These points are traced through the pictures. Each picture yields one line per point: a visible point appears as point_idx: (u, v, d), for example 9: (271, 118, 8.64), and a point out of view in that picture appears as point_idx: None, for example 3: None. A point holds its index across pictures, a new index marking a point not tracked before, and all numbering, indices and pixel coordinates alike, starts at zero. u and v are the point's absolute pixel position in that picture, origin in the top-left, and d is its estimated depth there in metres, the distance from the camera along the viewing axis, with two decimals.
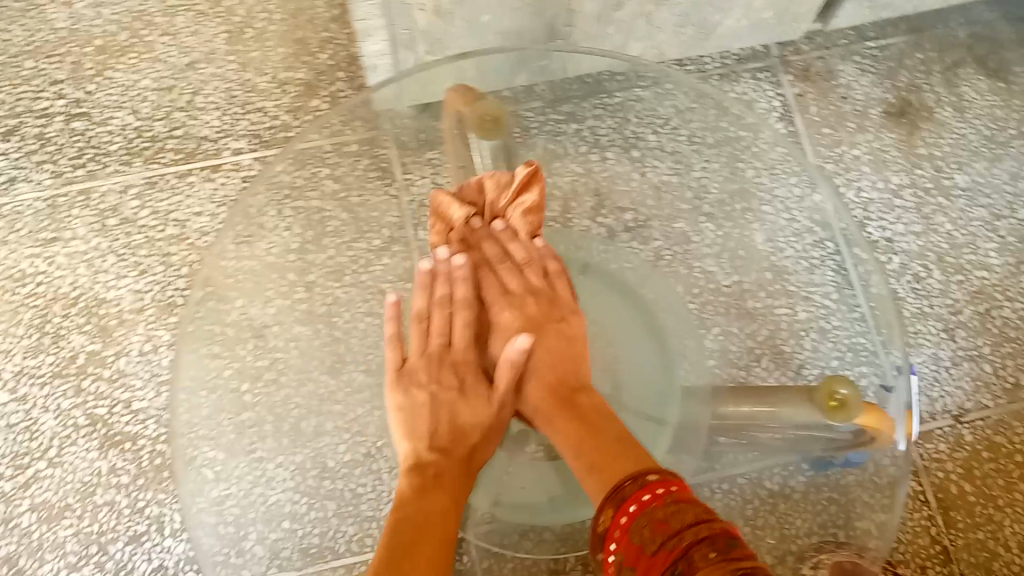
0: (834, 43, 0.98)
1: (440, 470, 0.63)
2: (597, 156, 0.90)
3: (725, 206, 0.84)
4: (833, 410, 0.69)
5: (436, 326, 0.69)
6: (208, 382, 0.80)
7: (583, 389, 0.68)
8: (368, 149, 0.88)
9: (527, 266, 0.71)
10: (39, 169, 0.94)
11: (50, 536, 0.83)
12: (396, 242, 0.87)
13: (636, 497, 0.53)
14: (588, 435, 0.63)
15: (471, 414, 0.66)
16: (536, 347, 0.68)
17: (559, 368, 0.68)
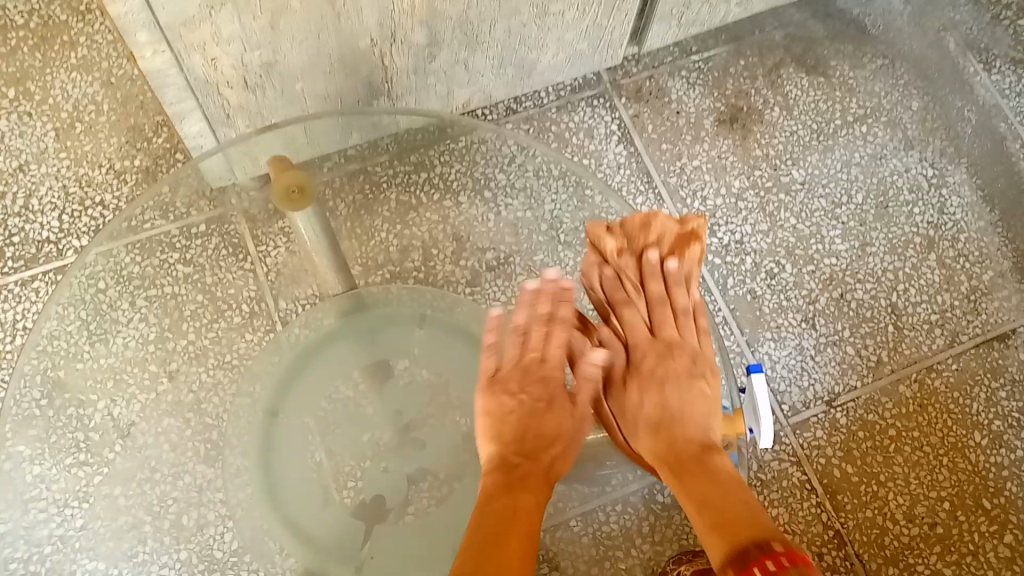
0: (661, 61, 1.01)
1: (524, 476, 0.62)
2: (451, 202, 0.91)
3: (579, 232, 0.83)
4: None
5: (534, 339, 0.66)
6: (78, 491, 0.75)
7: (716, 451, 0.62)
8: (217, 227, 0.86)
9: (682, 315, 0.66)
10: None
11: None
12: (256, 316, 0.84)
13: (761, 562, 0.52)
14: (718, 495, 0.59)
15: (557, 424, 0.65)
16: (680, 398, 0.64)
17: (696, 426, 0.63)
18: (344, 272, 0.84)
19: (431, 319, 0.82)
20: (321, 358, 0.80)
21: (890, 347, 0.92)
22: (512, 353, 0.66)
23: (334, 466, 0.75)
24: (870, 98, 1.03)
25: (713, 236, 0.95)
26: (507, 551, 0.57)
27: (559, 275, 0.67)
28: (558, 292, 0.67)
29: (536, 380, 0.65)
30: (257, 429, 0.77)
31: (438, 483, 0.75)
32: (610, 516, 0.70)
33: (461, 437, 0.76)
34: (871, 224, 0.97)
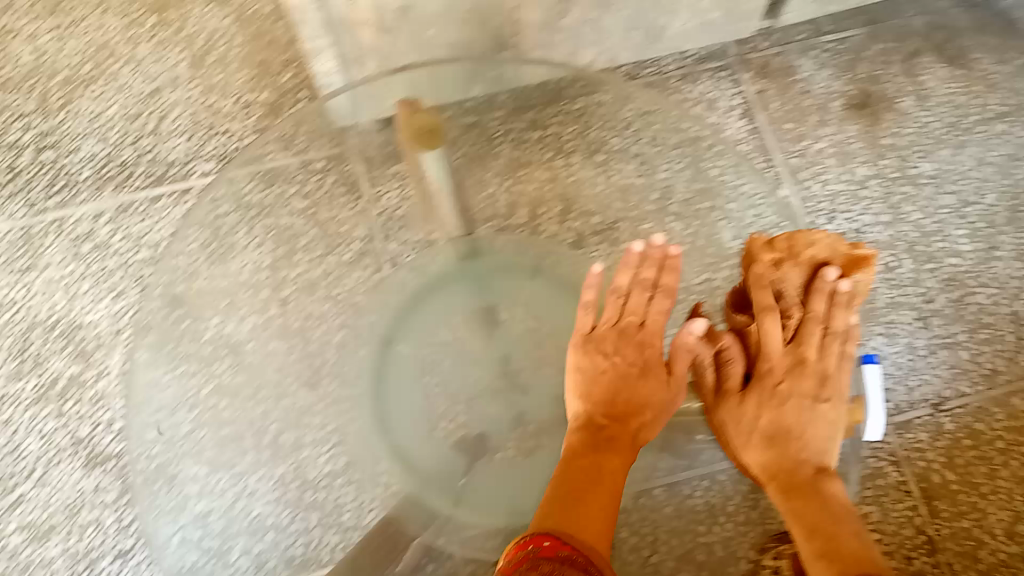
0: (791, 39, 0.98)
1: (609, 436, 0.64)
2: (562, 162, 0.90)
3: (691, 205, 0.84)
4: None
5: (634, 301, 0.68)
6: (187, 399, 0.78)
7: (828, 480, 0.62)
8: (334, 165, 0.87)
9: (829, 338, 0.63)
10: (12, 199, 0.93)
11: (38, 555, 0.84)
12: (366, 255, 0.85)
13: None
14: (829, 524, 0.58)
15: (648, 396, 0.65)
16: (801, 417, 0.63)
17: (812, 449, 0.62)
18: (465, 218, 0.87)
19: (545, 273, 0.86)
20: (435, 298, 0.85)
21: (1008, 356, 0.88)
22: (614, 315, 0.68)
23: (440, 398, 0.79)
24: (1014, 95, 0.98)
25: (831, 222, 0.92)
26: (587, 505, 0.59)
27: (663, 238, 0.67)
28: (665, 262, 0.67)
29: (633, 348, 0.67)
30: (369, 356, 0.82)
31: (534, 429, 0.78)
32: (696, 490, 0.70)
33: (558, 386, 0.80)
34: (1001, 227, 0.93)
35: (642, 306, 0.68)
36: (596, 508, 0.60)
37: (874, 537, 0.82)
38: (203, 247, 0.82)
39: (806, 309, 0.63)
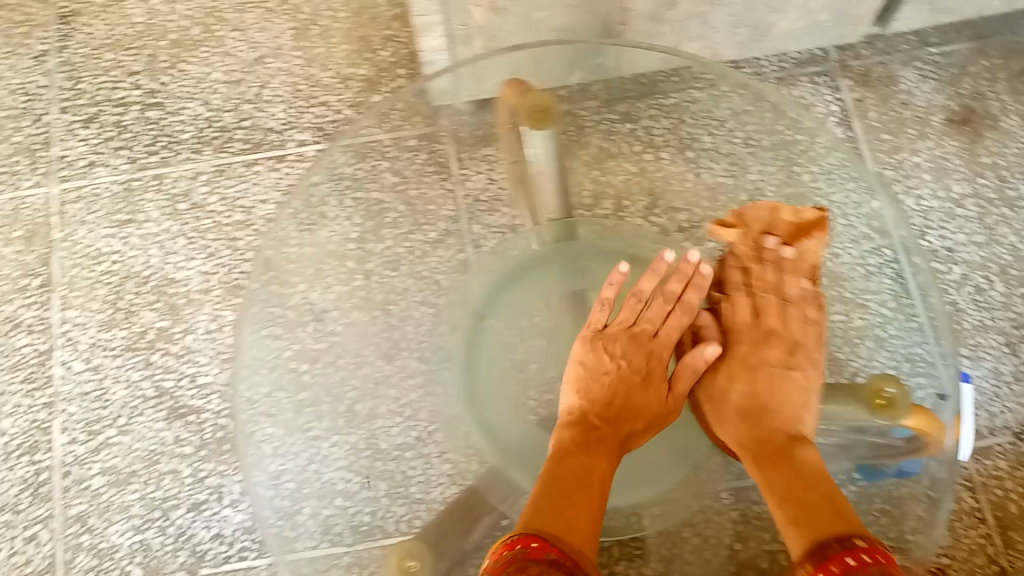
0: (895, 49, 0.97)
1: (600, 431, 0.68)
2: (651, 156, 0.89)
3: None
4: (883, 410, 0.67)
5: (652, 310, 0.71)
6: (268, 361, 0.78)
7: (802, 444, 0.65)
8: (426, 145, 0.87)
9: (786, 305, 0.70)
10: (116, 154, 0.97)
11: (118, 499, 0.87)
12: (450, 235, 0.88)
13: (840, 560, 0.53)
14: (800, 487, 0.61)
15: (640, 403, 0.70)
16: (769, 383, 0.68)
17: (783, 412, 0.67)
18: (564, 201, 0.87)
19: (641, 261, 0.85)
20: (527, 278, 0.85)
21: None
22: (626, 319, 0.72)
23: (529, 378, 0.80)
24: None
25: (923, 238, 0.91)
26: (576, 501, 0.62)
27: (697, 256, 0.70)
28: (695, 280, 0.71)
29: (639, 350, 0.71)
30: (461, 331, 0.82)
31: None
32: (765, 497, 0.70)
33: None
34: None
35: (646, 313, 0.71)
36: (585, 499, 0.62)
37: (943, 561, 0.82)
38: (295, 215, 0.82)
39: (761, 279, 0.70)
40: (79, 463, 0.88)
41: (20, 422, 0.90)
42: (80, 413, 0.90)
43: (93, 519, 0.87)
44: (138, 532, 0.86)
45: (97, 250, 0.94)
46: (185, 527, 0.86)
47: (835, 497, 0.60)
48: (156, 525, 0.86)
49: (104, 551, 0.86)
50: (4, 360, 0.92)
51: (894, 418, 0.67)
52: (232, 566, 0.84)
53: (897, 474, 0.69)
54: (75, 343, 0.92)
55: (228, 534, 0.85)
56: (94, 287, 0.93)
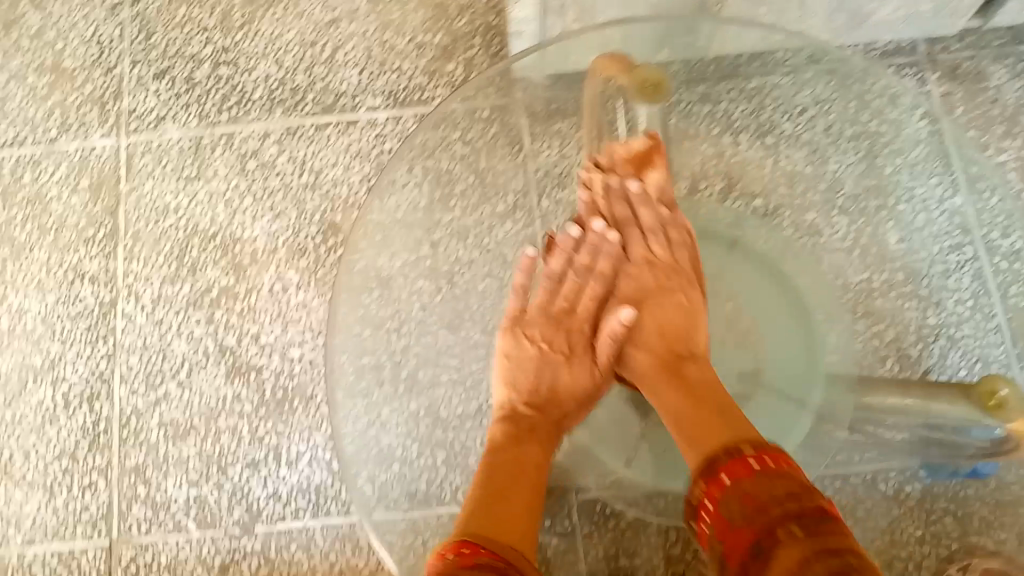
0: (988, 43, 0.93)
1: (532, 421, 0.64)
2: (731, 140, 0.84)
3: (859, 201, 0.79)
4: (989, 413, 0.61)
5: (564, 287, 0.66)
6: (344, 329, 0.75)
7: (694, 359, 0.63)
8: (499, 117, 0.79)
9: (648, 237, 0.66)
10: (186, 110, 0.97)
11: (175, 453, 0.87)
12: (520, 209, 0.80)
13: (728, 469, 0.51)
14: (691, 405, 0.59)
15: (570, 385, 0.65)
16: (657, 315, 0.64)
17: (675, 339, 0.64)
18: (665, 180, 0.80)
19: (742, 246, 0.76)
20: None
21: None
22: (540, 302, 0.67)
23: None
24: None
25: None
26: (513, 501, 0.58)
27: (602, 224, 0.65)
28: (593, 246, 0.65)
29: (558, 330, 0.66)
30: None
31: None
32: (828, 488, 0.67)
33: (752, 364, 0.70)
34: None
35: (553, 291, 0.66)
36: (523, 494, 0.59)
37: None
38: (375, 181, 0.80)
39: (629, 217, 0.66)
40: (138, 415, 0.89)
41: (80, 370, 0.90)
42: (141, 365, 0.90)
43: (151, 471, 0.87)
44: (194, 487, 0.86)
45: (164, 203, 0.94)
46: (241, 484, 0.86)
47: (725, 408, 0.58)
48: (213, 480, 0.86)
49: (159, 503, 0.86)
50: (68, 308, 0.92)
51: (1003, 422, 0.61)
52: (287, 526, 0.85)
53: (967, 475, 0.65)
54: (139, 296, 0.92)
55: (285, 493, 0.85)
56: (160, 242, 0.93)
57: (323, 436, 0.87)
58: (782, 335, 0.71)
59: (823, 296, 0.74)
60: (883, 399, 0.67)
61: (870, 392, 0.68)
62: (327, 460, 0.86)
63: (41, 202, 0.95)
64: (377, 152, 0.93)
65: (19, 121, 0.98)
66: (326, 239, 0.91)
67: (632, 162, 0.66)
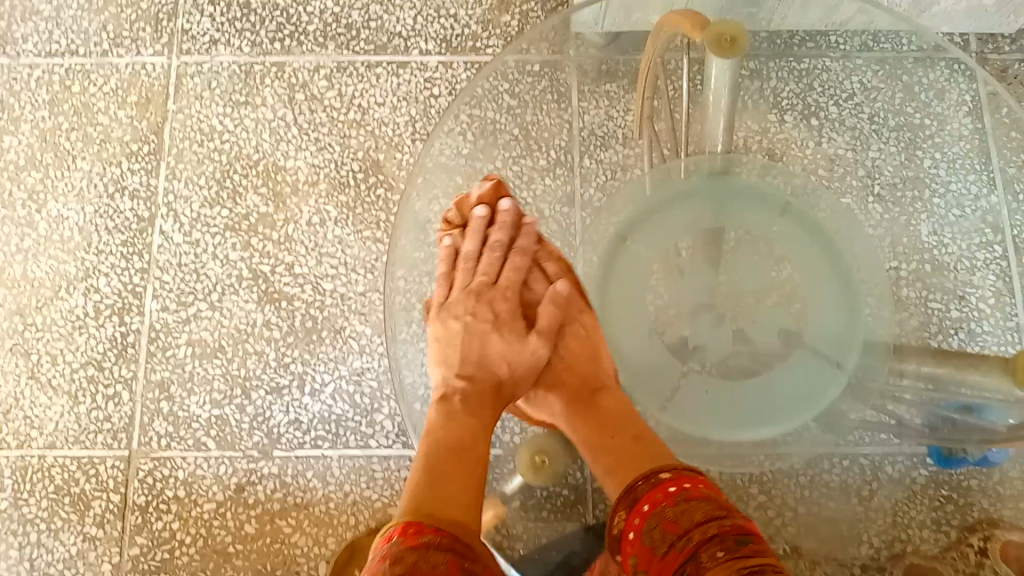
0: None
1: (465, 396, 0.64)
2: (776, 118, 0.80)
3: (895, 190, 0.77)
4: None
5: (486, 270, 0.68)
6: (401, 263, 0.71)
7: (606, 388, 0.65)
8: (549, 72, 0.77)
9: (536, 268, 0.68)
10: (240, 36, 0.97)
11: (200, 372, 0.89)
12: (560, 164, 0.74)
13: (649, 498, 0.53)
14: (605, 434, 0.62)
15: (500, 352, 0.66)
16: (570, 336, 0.66)
17: (585, 368, 0.65)
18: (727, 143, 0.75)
19: (794, 210, 0.68)
20: (657, 219, 0.68)
21: None
22: (461, 282, 0.68)
23: (668, 316, 0.65)
24: None
25: None
26: (453, 476, 0.58)
27: (510, 206, 0.67)
28: (507, 230, 0.67)
29: (481, 303, 0.67)
30: (597, 247, 0.68)
31: (756, 359, 0.65)
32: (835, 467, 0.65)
33: (795, 322, 0.65)
34: None
35: (473, 270, 0.68)
36: (459, 478, 0.58)
37: None
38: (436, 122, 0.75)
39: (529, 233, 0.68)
40: (167, 331, 0.90)
41: (114, 281, 0.92)
42: (175, 282, 0.91)
43: (175, 387, 0.88)
44: (216, 406, 0.88)
45: (210, 126, 0.95)
46: (263, 409, 0.87)
47: (640, 435, 0.60)
48: (236, 402, 0.88)
49: (181, 420, 0.88)
50: (106, 220, 0.93)
51: None
52: (304, 453, 0.86)
53: (978, 463, 0.65)
54: (177, 215, 0.93)
55: (305, 421, 0.87)
56: (202, 164, 0.94)
57: (347, 370, 0.88)
58: (826, 299, 0.66)
59: (866, 266, 0.68)
60: (916, 367, 0.66)
61: (904, 358, 0.67)
62: (349, 393, 0.87)
63: (88, 113, 0.96)
64: (425, 96, 0.94)
65: (72, 30, 0.99)
66: (367, 176, 0.92)
67: (490, 194, 0.67)
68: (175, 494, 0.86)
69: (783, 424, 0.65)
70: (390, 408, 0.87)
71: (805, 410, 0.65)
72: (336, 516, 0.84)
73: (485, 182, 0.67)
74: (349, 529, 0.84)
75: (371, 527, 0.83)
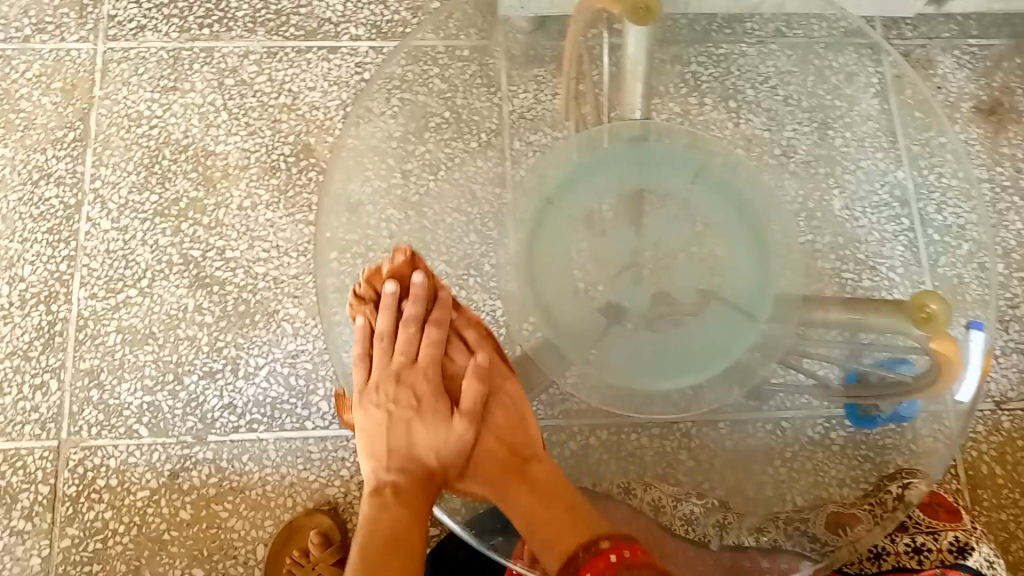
0: (937, 35, 0.98)
1: (395, 487, 0.60)
2: (696, 101, 0.82)
3: (809, 167, 0.79)
4: (921, 324, 0.66)
5: (404, 346, 0.63)
6: (339, 244, 0.71)
7: (535, 459, 0.62)
8: (479, 57, 0.80)
9: (453, 340, 0.64)
10: (167, 22, 0.97)
11: (131, 359, 0.88)
12: (491, 147, 0.76)
13: (590, 567, 0.54)
14: (539, 509, 0.60)
15: (426, 440, 0.61)
16: (496, 410, 0.63)
17: (513, 439, 0.63)
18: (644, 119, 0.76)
19: (709, 172, 0.73)
20: (581, 186, 0.72)
21: None
22: (379, 365, 0.63)
23: (591, 279, 0.69)
24: None
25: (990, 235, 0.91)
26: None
27: (422, 278, 0.62)
28: (420, 301, 0.63)
29: (401, 385, 0.62)
30: (529, 214, 0.72)
31: (674, 312, 0.69)
32: (759, 431, 0.68)
33: (711, 278, 0.70)
34: None
35: (391, 349, 0.63)
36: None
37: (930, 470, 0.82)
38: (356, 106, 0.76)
39: (445, 304, 0.64)
40: (95, 319, 0.88)
41: (39, 270, 0.90)
42: (103, 269, 0.90)
43: (104, 375, 0.87)
44: (148, 393, 0.87)
45: (137, 112, 0.94)
46: (196, 394, 0.87)
47: (575, 505, 0.60)
48: (168, 388, 0.87)
49: (112, 408, 0.86)
50: (31, 208, 0.91)
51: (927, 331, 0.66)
52: (240, 437, 0.85)
53: (890, 418, 0.68)
54: (105, 201, 0.91)
55: (240, 405, 0.86)
56: (129, 150, 0.93)
57: (281, 353, 0.88)
58: (737, 252, 0.71)
59: (774, 223, 0.73)
60: (826, 316, 0.70)
61: (815, 309, 0.70)
62: (284, 375, 0.87)
63: (9, 100, 0.94)
64: (356, 80, 0.95)
65: None
66: (298, 160, 0.92)
67: (401, 265, 0.63)
68: (106, 483, 0.84)
69: (705, 371, 0.68)
70: (325, 389, 0.87)
71: (724, 359, 0.68)
72: (273, 498, 0.84)
73: (397, 255, 0.63)
74: (287, 510, 0.84)
75: (309, 507, 0.83)
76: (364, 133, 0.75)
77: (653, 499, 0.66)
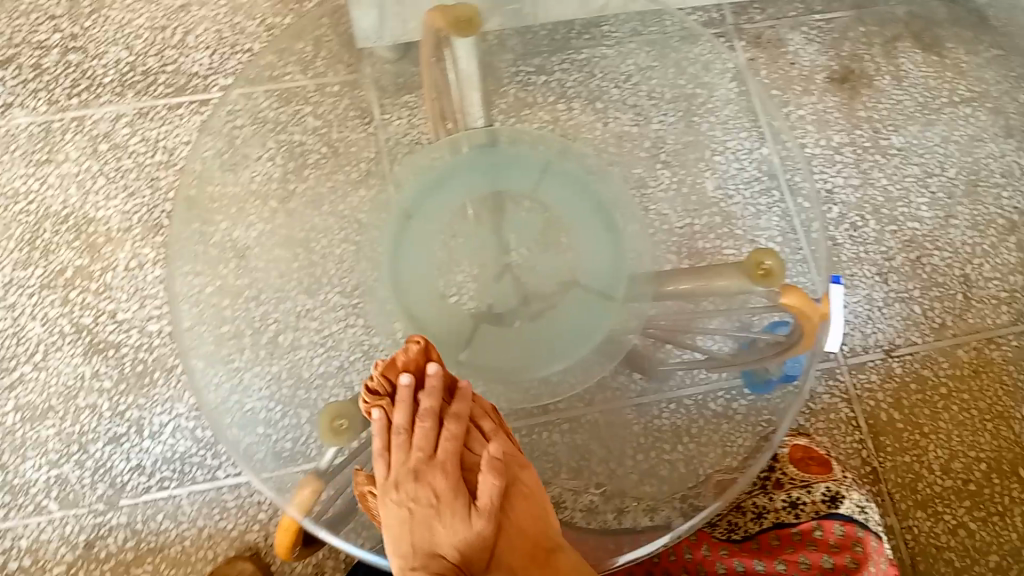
0: (784, 15, 1.03)
1: None
2: (563, 107, 0.86)
3: (680, 155, 0.82)
4: (762, 280, 0.65)
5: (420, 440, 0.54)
6: (232, 289, 0.71)
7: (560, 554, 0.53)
8: (348, 91, 0.83)
9: (472, 429, 0.56)
10: (34, 96, 0.97)
11: (33, 435, 0.86)
12: (372, 175, 0.77)
13: None
14: None
15: (447, 541, 0.51)
16: (519, 503, 0.54)
17: (537, 537, 0.53)
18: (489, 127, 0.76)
19: (556, 167, 0.75)
20: (438, 196, 0.73)
21: (956, 313, 0.91)
22: (395, 461, 0.53)
23: (459, 281, 0.70)
24: (979, 83, 1.01)
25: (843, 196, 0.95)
26: None
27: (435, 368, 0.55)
28: (435, 391, 0.55)
29: (419, 482, 0.52)
30: (387, 229, 0.73)
31: (537, 304, 0.70)
32: (663, 411, 0.71)
33: (567, 267, 0.71)
34: (959, 199, 0.95)
35: (408, 444, 0.53)
36: None
37: (829, 423, 0.86)
38: (218, 155, 0.75)
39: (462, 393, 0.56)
40: None
41: None
42: None
43: (6, 456, 0.85)
44: (53, 467, 0.85)
45: (14, 188, 0.94)
46: (103, 460, 0.85)
47: None
48: (73, 458, 0.85)
49: (18, 487, 0.84)
50: None
51: (773, 284, 0.65)
52: (152, 497, 0.84)
53: (782, 378, 0.68)
54: None
55: (148, 465, 0.85)
56: (9, 227, 0.92)
57: (185, 407, 0.87)
58: (591, 239, 0.72)
59: (625, 207, 0.75)
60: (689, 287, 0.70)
61: (666, 280, 0.70)
62: (190, 429, 0.86)
63: None
64: None
65: None
66: None
67: (416, 356, 0.56)
68: (19, 565, 0.82)
69: (571, 354, 0.69)
70: None
71: (587, 340, 0.69)
72: (193, 553, 0.83)
73: (411, 344, 0.56)
74: (207, 563, 0.82)
75: (229, 556, 0.82)
76: (241, 180, 0.74)
77: (553, 497, 0.66)
